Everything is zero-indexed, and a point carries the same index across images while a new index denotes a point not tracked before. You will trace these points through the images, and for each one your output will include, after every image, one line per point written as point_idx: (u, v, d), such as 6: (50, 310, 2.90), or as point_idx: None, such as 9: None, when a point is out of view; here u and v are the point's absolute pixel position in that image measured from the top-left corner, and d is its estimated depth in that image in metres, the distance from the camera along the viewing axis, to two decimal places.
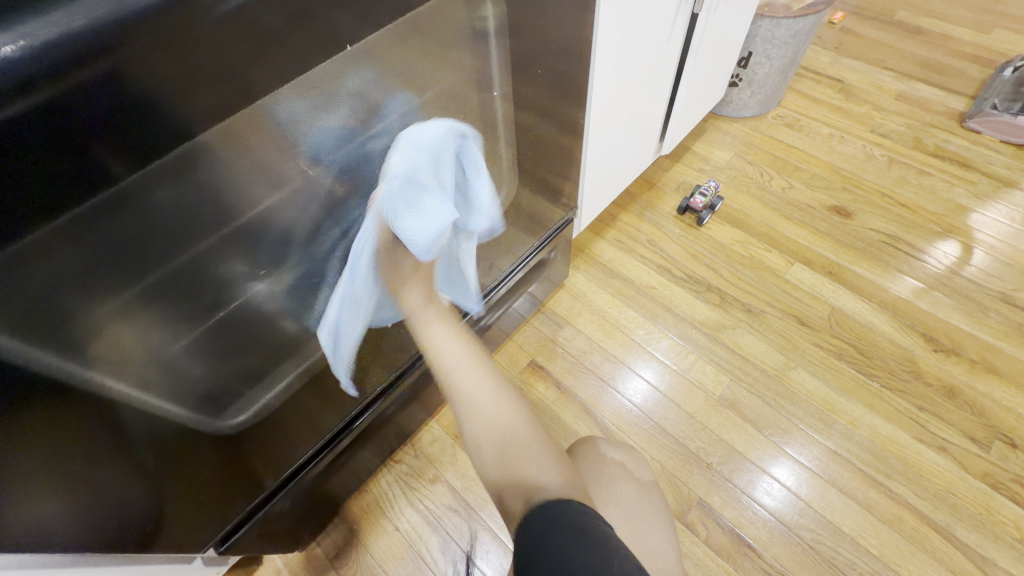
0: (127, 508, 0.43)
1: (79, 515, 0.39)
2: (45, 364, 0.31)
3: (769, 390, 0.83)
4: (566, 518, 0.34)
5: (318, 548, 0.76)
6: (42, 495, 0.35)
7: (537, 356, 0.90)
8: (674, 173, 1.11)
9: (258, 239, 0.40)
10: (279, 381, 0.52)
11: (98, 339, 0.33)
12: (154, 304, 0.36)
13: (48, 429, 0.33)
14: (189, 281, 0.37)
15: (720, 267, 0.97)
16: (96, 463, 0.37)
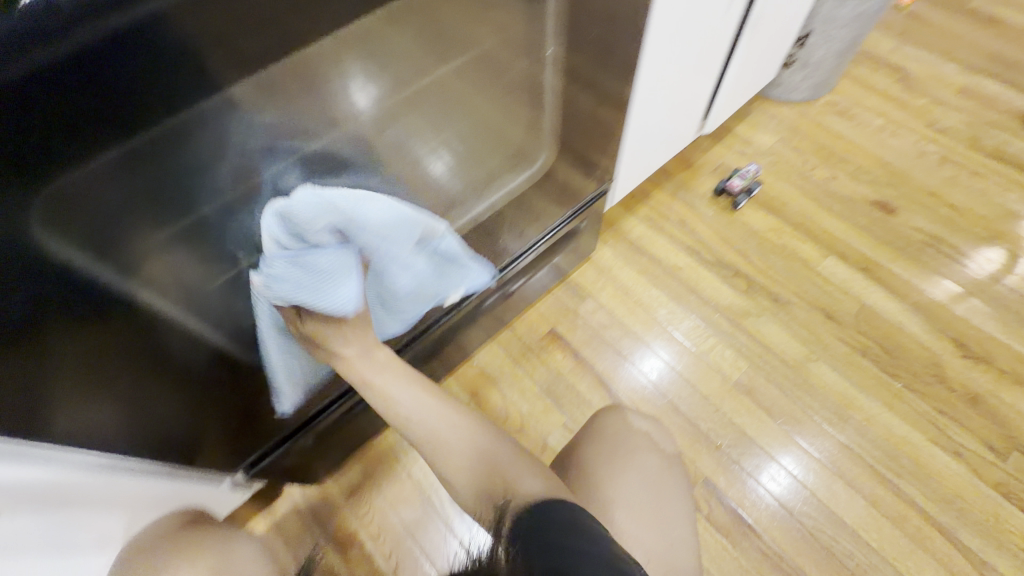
0: (170, 425, 0.47)
1: (127, 426, 0.42)
2: (88, 292, 0.33)
3: (787, 380, 0.83)
4: (556, 509, 0.39)
5: (334, 485, 0.80)
6: (96, 404, 0.38)
7: (557, 325, 0.91)
8: (713, 154, 1.08)
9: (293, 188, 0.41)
10: None
11: (140, 274, 0.35)
12: (191, 246, 0.37)
13: (99, 346, 0.35)
14: (231, 223, 0.38)
15: (750, 253, 0.96)
16: (142, 383, 0.40)
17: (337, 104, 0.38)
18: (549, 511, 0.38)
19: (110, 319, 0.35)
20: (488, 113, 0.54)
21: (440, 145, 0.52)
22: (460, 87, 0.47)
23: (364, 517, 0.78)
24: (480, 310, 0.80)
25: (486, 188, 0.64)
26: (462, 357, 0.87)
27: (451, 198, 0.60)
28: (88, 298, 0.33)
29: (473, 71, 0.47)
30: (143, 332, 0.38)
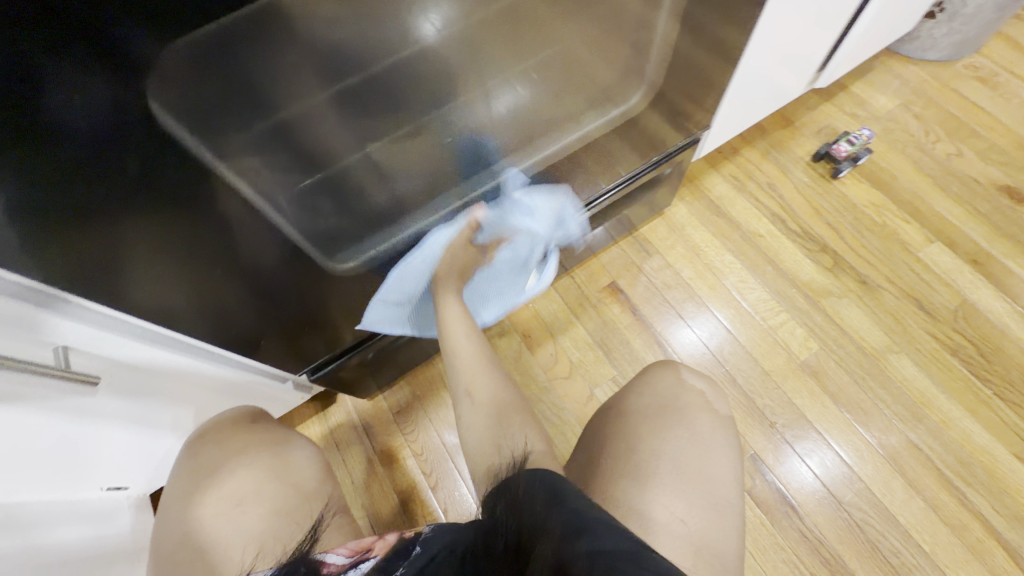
0: (241, 319, 0.49)
1: (203, 315, 0.45)
2: (172, 191, 0.33)
3: (860, 368, 0.78)
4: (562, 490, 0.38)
5: (384, 402, 0.83)
6: (176, 288, 0.40)
7: (618, 279, 0.88)
8: (819, 114, 0.97)
9: (367, 106, 0.39)
10: (384, 241, 0.55)
11: (219, 178, 0.35)
12: (269, 152, 0.37)
13: (184, 235, 0.36)
14: (310, 128, 0.37)
15: (842, 228, 0.87)
16: (218, 275, 0.42)
17: (407, 25, 0.36)
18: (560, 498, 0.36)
19: (193, 216, 0.36)
20: (569, 44, 0.50)
21: (514, 76, 0.49)
22: (539, 14, 0.43)
23: (408, 435, 0.81)
24: (543, 255, 0.79)
25: (559, 126, 0.61)
26: None
27: (524, 133, 0.58)
28: (173, 194, 0.33)
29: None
30: (222, 234, 0.39)
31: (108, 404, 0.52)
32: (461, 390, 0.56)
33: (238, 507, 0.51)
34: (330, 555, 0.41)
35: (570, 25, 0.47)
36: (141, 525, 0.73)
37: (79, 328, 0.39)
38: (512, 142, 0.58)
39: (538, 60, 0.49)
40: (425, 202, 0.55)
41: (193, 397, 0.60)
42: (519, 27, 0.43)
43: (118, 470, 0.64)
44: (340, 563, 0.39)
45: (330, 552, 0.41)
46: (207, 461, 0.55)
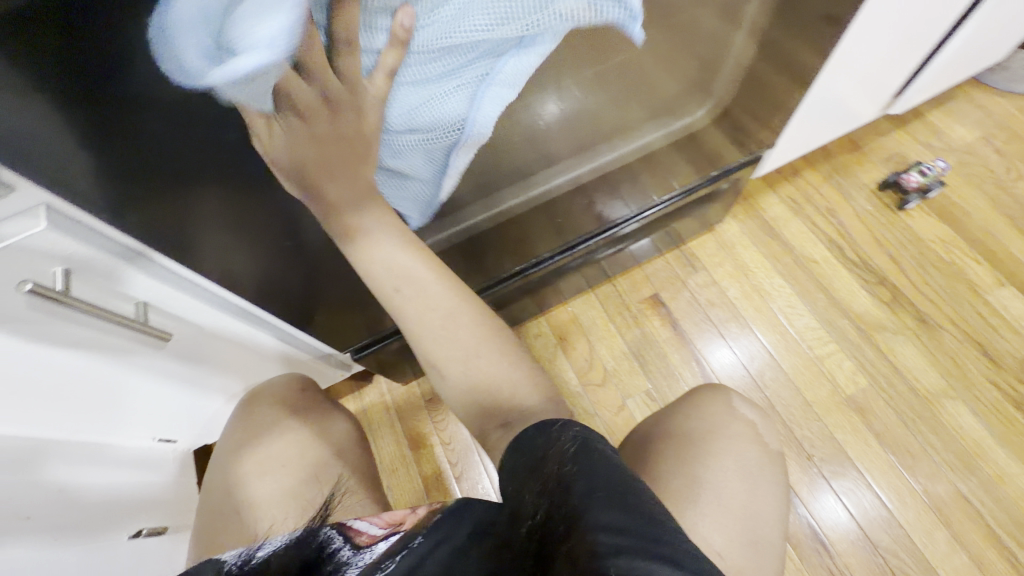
0: (296, 292, 0.51)
1: (263, 284, 0.48)
2: (244, 167, 0.35)
3: (910, 409, 0.74)
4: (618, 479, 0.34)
5: (417, 388, 0.85)
6: (243, 257, 0.43)
7: (661, 291, 0.87)
8: (889, 140, 0.93)
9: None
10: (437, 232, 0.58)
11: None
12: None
13: (257, 208, 0.39)
14: None
15: (905, 262, 0.83)
16: (282, 249, 0.45)
17: None
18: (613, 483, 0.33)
19: (262, 189, 0.38)
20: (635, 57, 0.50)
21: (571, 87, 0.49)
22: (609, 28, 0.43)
23: (438, 424, 0.83)
24: (588, 260, 0.80)
25: (618, 134, 0.61)
26: (558, 299, 0.86)
27: (580, 140, 0.60)
28: (246, 168, 0.35)
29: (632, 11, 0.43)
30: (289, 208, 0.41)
31: (170, 359, 0.55)
32: (424, 354, 0.44)
33: (282, 468, 0.53)
34: (364, 521, 0.39)
35: (640, 40, 0.47)
36: (183, 478, 0.77)
37: (155, 285, 0.41)
38: (567, 147, 0.59)
39: (602, 72, 0.49)
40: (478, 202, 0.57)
41: (245, 363, 0.63)
42: (585, 42, 0.44)
43: (169, 422, 0.68)
44: (373, 532, 0.38)
45: (362, 518, 0.40)
46: (256, 423, 0.58)
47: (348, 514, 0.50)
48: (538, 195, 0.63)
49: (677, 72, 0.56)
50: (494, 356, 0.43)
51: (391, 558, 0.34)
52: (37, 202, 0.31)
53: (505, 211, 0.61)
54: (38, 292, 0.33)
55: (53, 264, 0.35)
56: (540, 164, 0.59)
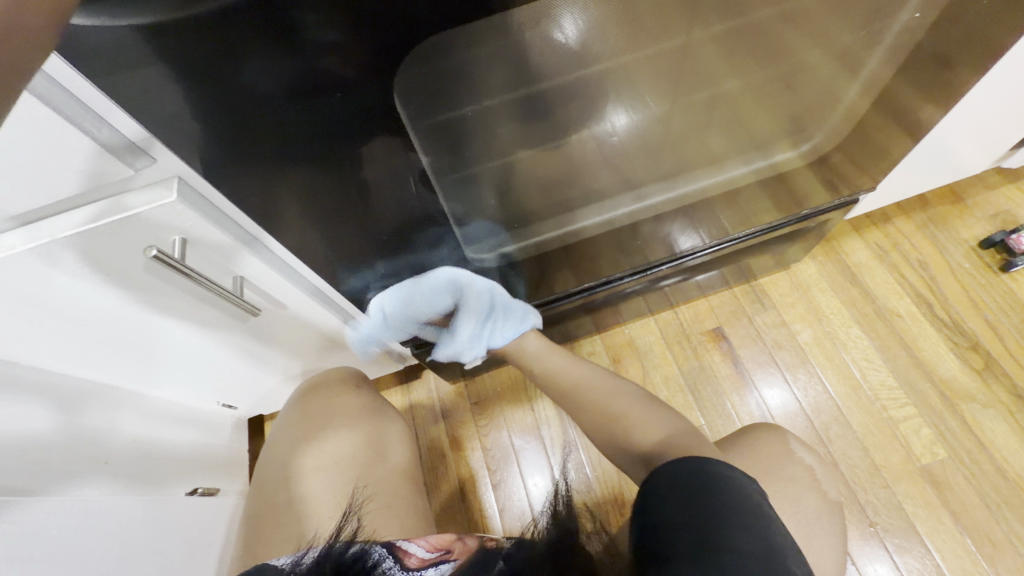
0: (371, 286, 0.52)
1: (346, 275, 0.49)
2: (332, 159, 0.36)
3: (994, 490, 0.68)
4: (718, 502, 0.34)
5: (463, 389, 0.86)
6: (333, 245, 0.44)
7: (724, 325, 0.84)
8: (997, 194, 0.86)
9: (526, 114, 0.44)
10: (504, 246, 0.58)
11: (374, 151, 0.37)
12: (440, 134, 0.41)
13: (351, 205, 0.40)
14: (456, 135, 0.42)
15: (1003, 329, 0.76)
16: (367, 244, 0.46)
17: (558, 49, 0.39)
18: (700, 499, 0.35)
19: (347, 183, 0.38)
20: (727, 89, 0.49)
21: (651, 113, 0.50)
22: (704, 54, 0.44)
23: (481, 428, 0.83)
24: (654, 285, 0.78)
25: (704, 165, 0.60)
26: (617, 319, 0.84)
27: (665, 171, 0.59)
28: (334, 160, 0.36)
29: (734, 35, 0.43)
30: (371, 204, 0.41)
31: (249, 333, 0.57)
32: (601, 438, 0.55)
33: (335, 464, 0.54)
34: (410, 544, 0.40)
35: (733, 71, 0.47)
36: (236, 443, 0.81)
37: (259, 264, 0.43)
38: (650, 175, 0.58)
39: (692, 99, 0.49)
40: (546, 217, 0.58)
41: (312, 345, 0.65)
42: (675, 67, 0.45)
43: (234, 391, 0.71)
44: (422, 555, 0.39)
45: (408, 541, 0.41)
46: (312, 413, 0.59)
47: (393, 520, 0.50)
48: (614, 220, 0.62)
49: (775, 110, 0.54)
50: (642, 417, 0.53)
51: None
52: (172, 173, 0.33)
53: (575, 231, 0.61)
54: (160, 259, 0.36)
55: (173, 233, 0.37)
56: (620, 189, 0.59)
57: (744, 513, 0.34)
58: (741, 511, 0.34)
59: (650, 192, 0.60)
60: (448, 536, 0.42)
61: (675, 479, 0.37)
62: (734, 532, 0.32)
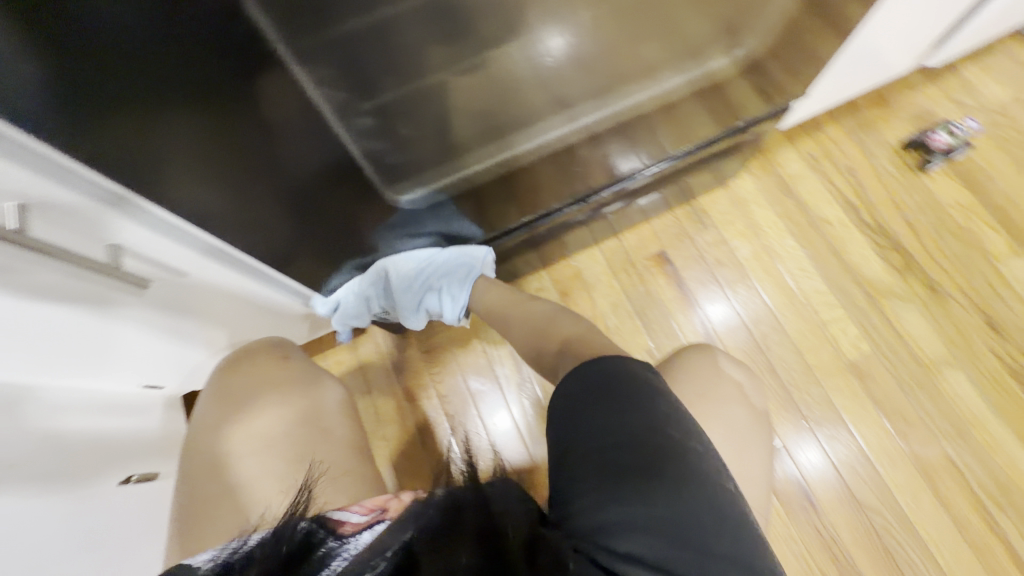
0: (280, 237, 0.47)
1: (246, 230, 0.43)
2: (217, 104, 0.32)
3: (910, 375, 0.74)
4: (627, 387, 0.40)
5: (413, 340, 0.83)
6: (217, 187, 0.37)
7: (668, 248, 0.84)
8: (920, 95, 0.87)
9: (446, 23, 0.38)
10: (432, 180, 0.54)
11: (265, 79, 0.33)
12: (336, 62, 0.36)
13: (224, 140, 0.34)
14: (358, 48, 0.36)
15: (921, 227, 0.81)
16: (266, 193, 0.41)
17: None
18: (624, 408, 0.39)
19: (244, 133, 0.35)
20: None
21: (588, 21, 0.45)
22: None
23: (434, 376, 0.81)
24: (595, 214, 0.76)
25: (643, 78, 0.56)
26: (562, 253, 0.83)
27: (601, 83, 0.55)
28: (220, 107, 0.32)
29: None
30: (272, 148, 0.37)
31: (156, 304, 0.52)
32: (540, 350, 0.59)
33: (265, 450, 0.51)
34: (344, 512, 0.37)
35: None
36: (173, 423, 0.75)
37: (138, 229, 0.37)
38: (585, 90, 0.54)
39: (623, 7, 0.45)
40: (475, 145, 0.53)
41: (234, 309, 0.60)
42: None
43: (157, 371, 0.65)
44: (357, 520, 0.36)
45: (341, 509, 0.38)
46: (238, 389, 0.56)
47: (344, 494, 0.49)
48: (549, 143, 0.58)
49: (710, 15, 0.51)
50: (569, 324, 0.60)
51: (381, 555, 0.30)
52: None
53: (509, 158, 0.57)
54: None
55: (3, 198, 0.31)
56: (553, 107, 0.55)
57: (651, 402, 0.39)
58: (655, 407, 0.39)
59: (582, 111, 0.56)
60: (384, 497, 0.39)
61: (593, 376, 0.42)
62: (637, 416, 0.38)
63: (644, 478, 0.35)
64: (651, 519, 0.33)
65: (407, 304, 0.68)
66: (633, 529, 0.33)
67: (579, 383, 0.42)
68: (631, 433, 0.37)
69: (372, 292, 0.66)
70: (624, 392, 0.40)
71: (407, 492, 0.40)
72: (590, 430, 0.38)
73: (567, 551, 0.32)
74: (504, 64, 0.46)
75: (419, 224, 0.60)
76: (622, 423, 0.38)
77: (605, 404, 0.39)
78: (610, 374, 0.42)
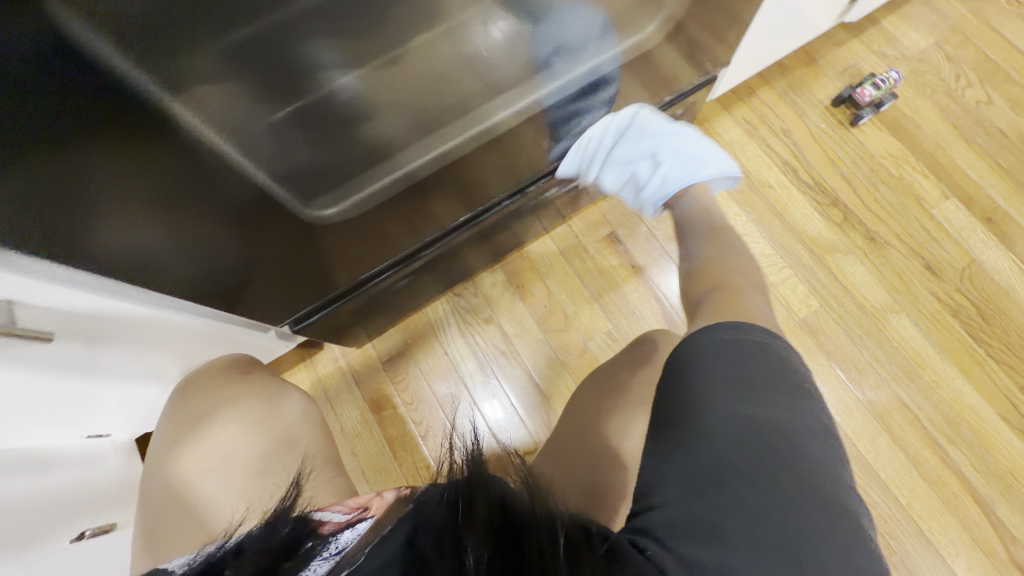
0: (222, 260, 0.46)
1: (186, 258, 0.43)
2: (130, 135, 0.31)
3: (858, 326, 0.76)
4: (704, 356, 0.37)
5: (373, 350, 0.82)
6: (154, 220, 0.37)
7: (618, 229, 0.84)
8: (844, 51, 0.89)
9: (354, 24, 0.36)
10: (368, 184, 0.53)
11: (185, 103, 0.32)
12: (249, 77, 0.34)
13: (149, 172, 0.34)
14: (273, 59, 0.34)
15: (856, 180, 0.83)
16: (200, 218, 0.40)
17: None
18: (704, 381, 0.35)
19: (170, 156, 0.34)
20: None
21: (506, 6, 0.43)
22: None
23: (398, 385, 0.80)
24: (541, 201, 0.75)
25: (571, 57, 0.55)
26: (515, 245, 0.82)
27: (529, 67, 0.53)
28: (138, 135, 0.31)
29: None
30: (201, 171, 0.37)
31: (95, 355, 0.49)
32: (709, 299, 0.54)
33: (226, 465, 0.50)
34: (327, 513, 0.36)
35: None
36: (130, 468, 0.72)
37: (8, 277, 0.34)
38: (514, 74, 0.53)
39: None
40: (411, 142, 0.52)
41: (170, 343, 0.58)
42: None
43: (107, 418, 0.61)
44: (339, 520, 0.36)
45: (323, 510, 0.37)
46: (190, 413, 0.53)
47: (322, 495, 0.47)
48: (481, 132, 0.57)
49: None
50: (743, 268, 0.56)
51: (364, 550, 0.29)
52: None
53: (447, 152, 0.56)
54: None
55: None
56: (486, 94, 0.53)
57: (740, 381, 0.35)
58: (743, 387, 0.35)
59: (511, 98, 0.55)
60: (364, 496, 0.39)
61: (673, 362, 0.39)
62: (715, 393, 0.34)
63: (751, 480, 0.30)
64: (732, 527, 0.28)
65: (625, 156, 0.71)
66: (704, 534, 0.28)
67: (729, 346, 0.38)
68: (709, 418, 0.33)
69: (613, 128, 0.70)
70: (731, 370, 0.36)
71: (390, 491, 0.40)
72: (665, 411, 0.36)
73: (633, 554, 0.28)
74: (425, 55, 0.43)
75: (365, 241, 0.60)
76: (703, 399, 0.34)
77: (749, 379, 0.35)
78: (760, 360, 0.37)
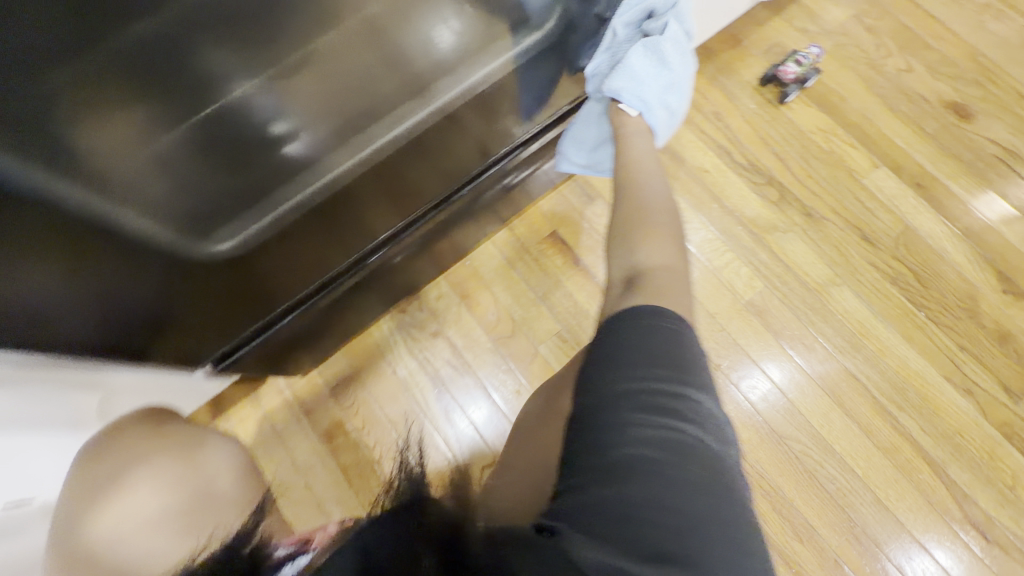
0: (132, 299, 0.45)
1: (89, 299, 0.41)
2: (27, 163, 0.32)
3: (803, 303, 0.77)
4: (617, 349, 0.33)
5: (319, 377, 0.79)
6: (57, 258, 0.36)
7: (560, 228, 0.83)
8: (768, 30, 0.89)
9: (250, 34, 0.37)
10: (277, 207, 0.51)
11: (81, 129, 0.33)
12: (145, 99, 0.35)
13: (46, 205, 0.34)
14: (169, 76, 0.35)
15: (789, 158, 0.83)
16: (105, 250, 0.40)
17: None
18: (619, 374, 0.32)
19: (34, 202, 0.33)
20: None
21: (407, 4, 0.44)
22: None
23: (347, 411, 0.77)
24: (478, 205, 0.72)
25: (487, 48, 0.53)
26: (456, 254, 0.80)
27: (444, 62, 0.52)
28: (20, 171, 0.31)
29: None
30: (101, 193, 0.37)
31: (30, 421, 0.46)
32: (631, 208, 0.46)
33: (158, 515, 0.47)
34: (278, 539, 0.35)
35: None
36: None
37: None
38: (430, 70, 0.52)
39: None
40: (325, 155, 0.52)
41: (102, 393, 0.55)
42: None
43: None
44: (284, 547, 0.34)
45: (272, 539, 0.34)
46: (107, 474, 0.49)
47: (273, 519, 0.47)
48: (402, 134, 0.55)
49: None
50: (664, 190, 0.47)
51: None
52: None
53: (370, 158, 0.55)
54: None
55: None
56: (403, 94, 0.52)
57: (647, 365, 0.32)
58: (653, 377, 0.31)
59: (431, 95, 0.54)
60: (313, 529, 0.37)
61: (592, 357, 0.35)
62: (627, 387, 0.31)
63: (682, 480, 0.28)
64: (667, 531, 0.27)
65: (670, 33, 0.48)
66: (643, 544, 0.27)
67: (651, 333, 0.33)
68: (628, 415, 0.30)
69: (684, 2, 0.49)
70: (642, 358, 0.32)
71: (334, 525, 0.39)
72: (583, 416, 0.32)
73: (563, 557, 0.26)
74: (328, 57, 0.44)
75: (288, 259, 0.57)
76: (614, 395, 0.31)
77: (660, 357, 0.32)
78: (671, 343, 0.33)
